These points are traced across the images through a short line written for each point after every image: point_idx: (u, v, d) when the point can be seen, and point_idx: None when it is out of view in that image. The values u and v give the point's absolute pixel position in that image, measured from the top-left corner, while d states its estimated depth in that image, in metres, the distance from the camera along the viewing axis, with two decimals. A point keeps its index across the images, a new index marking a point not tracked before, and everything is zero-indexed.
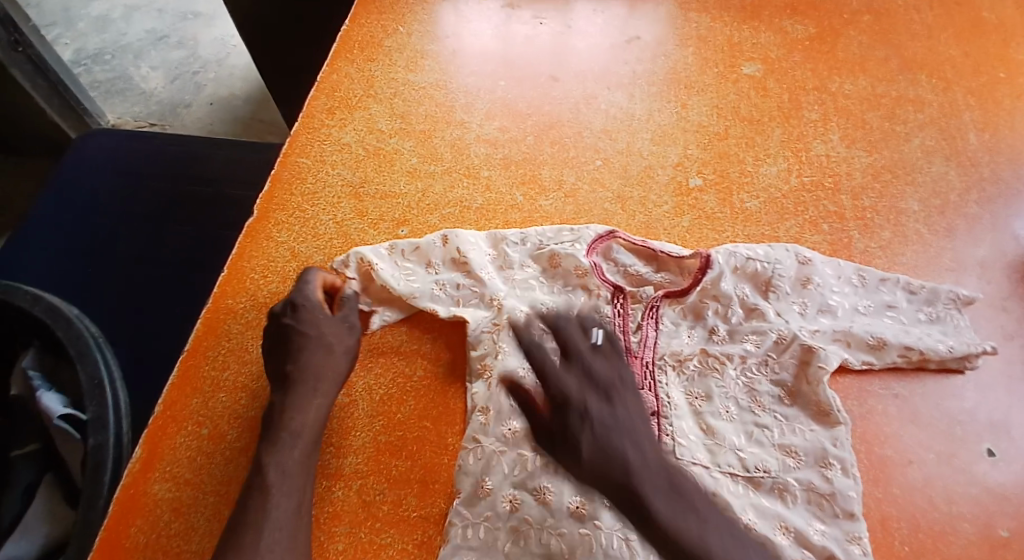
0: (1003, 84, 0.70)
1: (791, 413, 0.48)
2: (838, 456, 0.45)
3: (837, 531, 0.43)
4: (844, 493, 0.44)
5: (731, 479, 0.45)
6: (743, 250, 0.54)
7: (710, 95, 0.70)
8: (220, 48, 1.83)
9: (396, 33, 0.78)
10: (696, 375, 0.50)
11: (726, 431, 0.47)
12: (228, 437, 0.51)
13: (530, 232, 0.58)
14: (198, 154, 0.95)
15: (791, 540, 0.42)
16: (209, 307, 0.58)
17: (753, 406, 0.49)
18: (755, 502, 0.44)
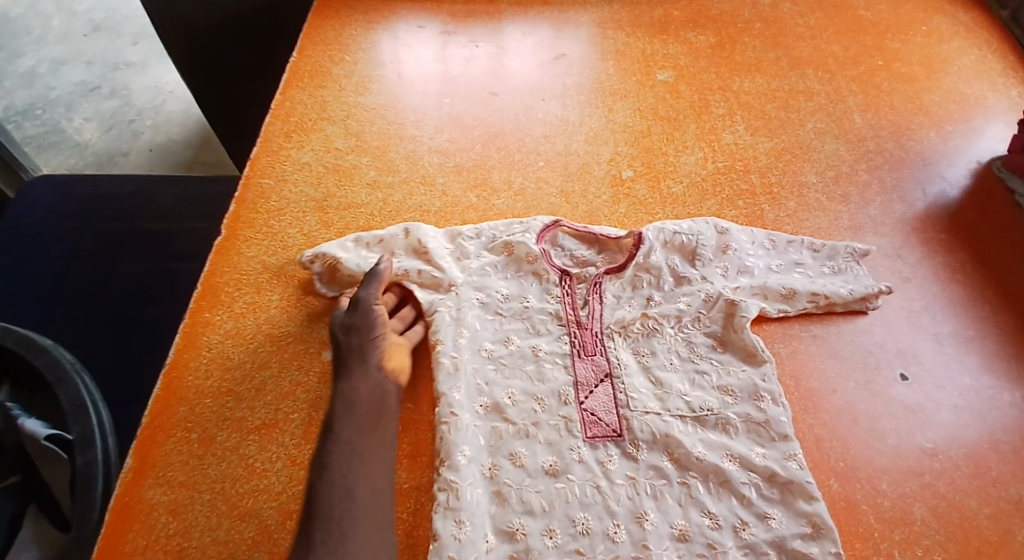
0: (880, 72, 0.82)
1: (726, 358, 0.55)
2: (767, 388, 0.53)
3: (775, 452, 0.50)
4: (776, 419, 0.51)
5: (680, 420, 0.51)
6: (670, 226, 0.62)
7: (632, 100, 0.79)
8: (154, 94, 1.83)
9: (343, 61, 0.83)
10: (641, 337, 0.56)
11: (672, 380, 0.54)
12: (218, 438, 0.52)
13: (484, 227, 0.64)
14: (152, 193, 0.98)
15: (736, 465, 0.49)
16: (186, 320, 0.59)
17: (693, 355, 0.55)
18: (702, 437, 0.50)
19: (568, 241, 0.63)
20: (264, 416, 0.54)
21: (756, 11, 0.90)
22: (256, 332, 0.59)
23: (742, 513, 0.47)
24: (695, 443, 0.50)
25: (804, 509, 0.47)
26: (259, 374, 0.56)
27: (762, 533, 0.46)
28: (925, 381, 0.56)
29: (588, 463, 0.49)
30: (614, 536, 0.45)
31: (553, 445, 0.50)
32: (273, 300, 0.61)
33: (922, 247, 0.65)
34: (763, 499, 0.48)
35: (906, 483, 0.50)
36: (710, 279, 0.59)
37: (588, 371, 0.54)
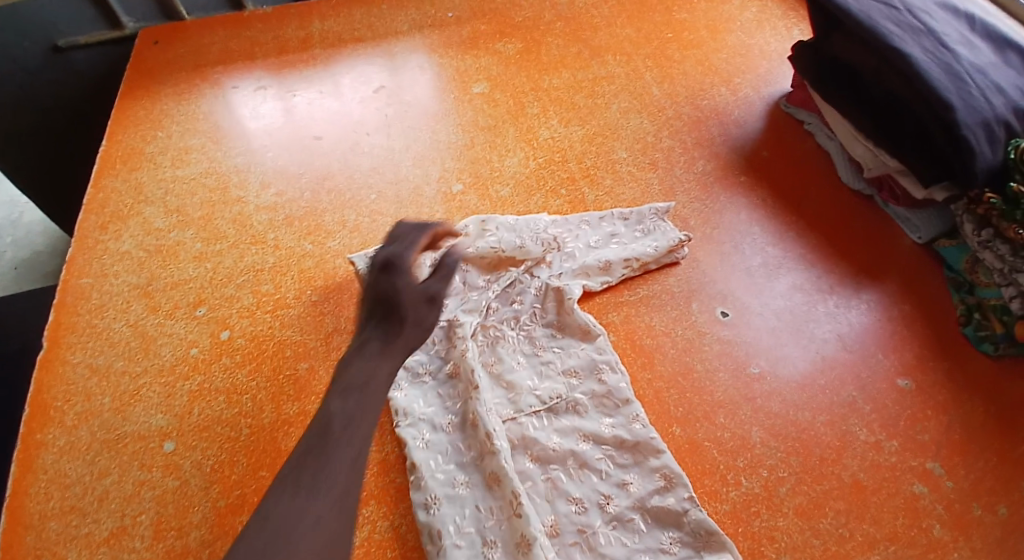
0: (671, 44, 0.89)
1: (565, 343, 0.57)
2: (605, 360, 0.55)
3: (621, 419, 0.51)
4: (617, 386, 0.53)
5: (534, 416, 0.52)
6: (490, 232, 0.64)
7: (453, 117, 0.81)
8: (10, 210, 1.72)
9: (156, 139, 0.81)
10: (487, 346, 0.57)
11: (521, 378, 0.54)
12: (68, 559, 0.48)
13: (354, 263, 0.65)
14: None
15: (590, 444, 0.50)
16: (18, 447, 0.55)
17: (535, 349, 0.57)
18: (557, 428, 0.51)
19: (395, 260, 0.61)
20: (111, 526, 0.50)
21: (555, 12, 0.95)
22: (95, 441, 0.55)
23: (604, 488, 0.47)
24: (553, 437, 0.50)
25: (654, 465, 0.48)
26: (100, 483, 0.53)
27: (624, 501, 0.47)
28: (745, 313, 0.60)
29: (454, 489, 0.48)
30: (488, 553, 0.44)
31: (416, 482, 0.49)
32: (105, 403, 0.58)
33: (730, 192, 0.71)
34: (619, 468, 0.49)
35: (742, 412, 0.53)
36: (534, 272, 0.62)
37: (441, 395, 0.54)
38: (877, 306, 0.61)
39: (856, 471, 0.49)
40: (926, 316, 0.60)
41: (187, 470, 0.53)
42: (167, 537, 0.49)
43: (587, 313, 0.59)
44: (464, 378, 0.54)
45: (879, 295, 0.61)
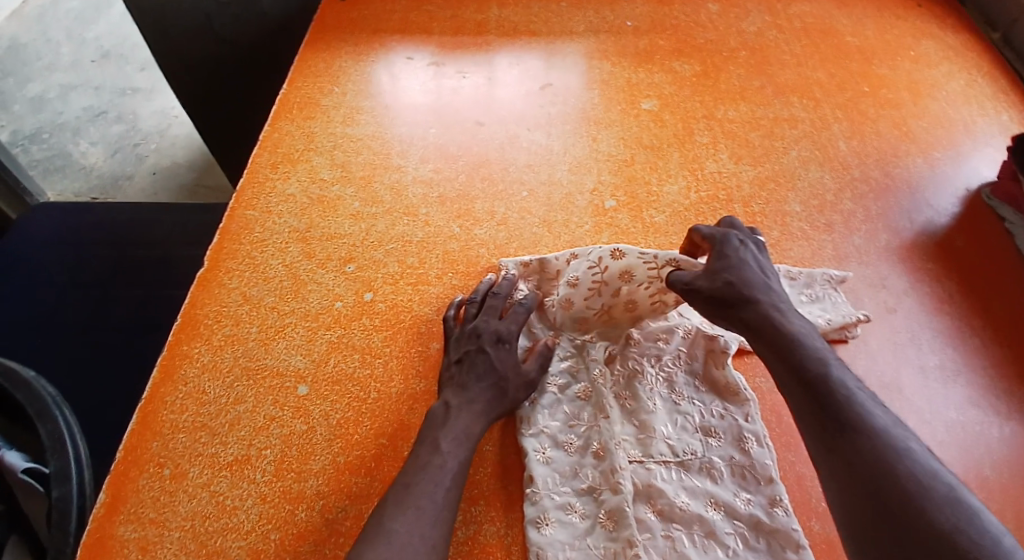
0: (865, 98, 0.83)
1: (707, 398, 0.55)
2: (752, 430, 0.53)
3: (760, 498, 0.49)
4: (761, 461, 0.51)
5: (664, 466, 0.51)
6: None
7: (617, 129, 0.79)
8: (159, 119, 1.88)
9: (332, 93, 0.84)
10: (623, 379, 0.56)
11: (657, 422, 0.53)
12: (191, 474, 0.51)
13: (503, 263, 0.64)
14: (147, 219, 1.01)
15: (720, 514, 0.48)
16: (165, 354, 0.59)
17: (674, 396, 0.55)
18: (686, 486, 0.50)
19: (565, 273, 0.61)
20: (236, 452, 0.53)
21: (740, 39, 0.90)
22: (235, 366, 0.58)
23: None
24: (681, 495, 0.49)
25: (789, 556, 0.46)
26: (233, 408, 0.55)
27: None
28: (910, 416, 0.55)
29: (568, 516, 0.48)
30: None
31: (531, 494, 0.49)
32: (251, 333, 0.61)
33: (906, 276, 0.66)
34: (750, 551, 0.47)
35: None
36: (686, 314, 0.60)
37: (566, 412, 0.54)
38: None
39: None
40: None
41: (315, 417, 0.55)
42: (286, 478, 0.51)
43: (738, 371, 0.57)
44: (594, 403, 0.54)
45: None
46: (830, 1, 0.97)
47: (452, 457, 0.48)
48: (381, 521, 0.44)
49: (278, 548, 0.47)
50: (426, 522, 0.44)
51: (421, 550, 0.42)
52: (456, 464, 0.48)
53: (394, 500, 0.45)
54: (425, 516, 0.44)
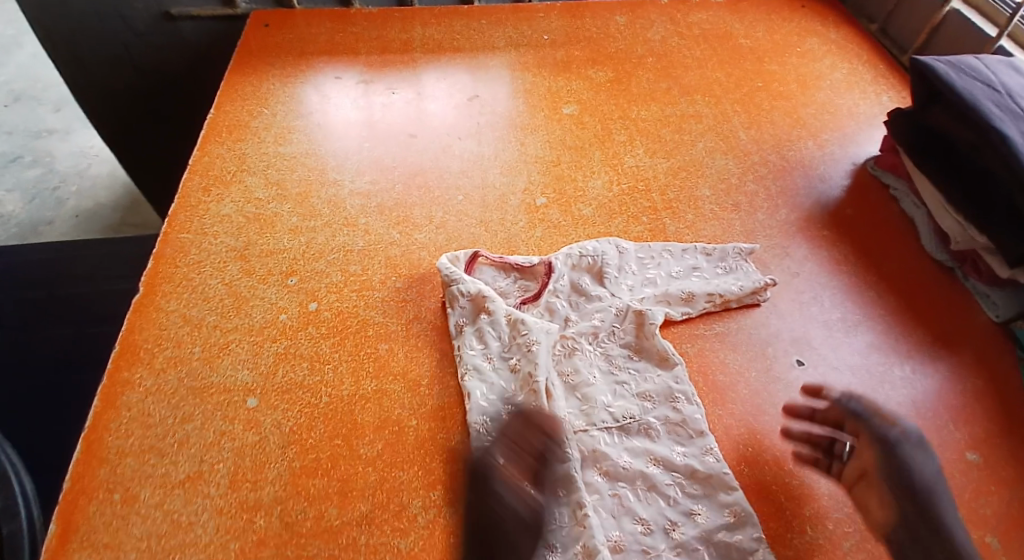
0: (761, 92, 0.92)
1: (641, 366, 0.60)
2: (681, 390, 0.58)
3: (693, 449, 0.54)
4: (692, 417, 0.56)
5: (606, 432, 0.55)
6: (576, 249, 0.68)
7: (542, 133, 0.84)
8: (78, 160, 1.80)
9: (261, 115, 0.85)
10: (563, 357, 0.60)
11: (598, 393, 0.57)
12: (142, 496, 0.51)
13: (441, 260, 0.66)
14: (65, 258, 0.99)
15: (660, 469, 0.53)
16: (104, 381, 0.57)
17: (612, 368, 0.60)
18: (627, 446, 0.54)
19: (461, 283, 0.64)
20: (189, 469, 0.52)
21: (647, 46, 0.98)
22: (181, 386, 0.57)
23: (672, 515, 0.50)
24: (621, 455, 0.54)
25: (726, 500, 0.50)
26: (182, 427, 0.55)
27: (691, 531, 0.49)
28: (820, 365, 0.61)
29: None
30: (548, 556, 0.47)
31: None
32: (194, 352, 0.60)
33: (809, 245, 0.73)
34: (689, 497, 0.51)
35: (812, 461, 0.54)
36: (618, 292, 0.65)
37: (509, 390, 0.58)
38: (947, 376, 0.61)
39: None
40: (995, 394, 0.60)
41: (267, 427, 0.55)
42: (241, 488, 0.51)
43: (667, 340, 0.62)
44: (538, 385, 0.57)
45: (952, 367, 0.62)
46: (723, 8, 1.07)
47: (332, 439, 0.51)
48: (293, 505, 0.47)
49: (238, 557, 0.48)
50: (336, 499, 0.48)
51: None
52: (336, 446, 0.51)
53: None
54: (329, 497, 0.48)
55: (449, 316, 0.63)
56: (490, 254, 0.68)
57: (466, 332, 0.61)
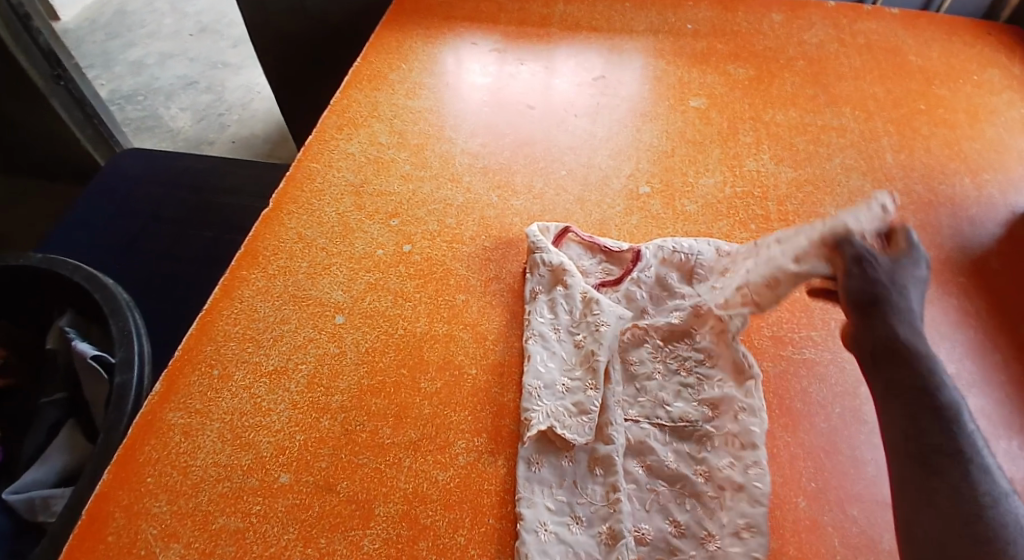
0: (920, 116, 0.83)
1: (711, 373, 0.58)
2: (748, 403, 0.54)
3: (743, 464, 0.51)
4: (748, 429, 0.53)
5: (659, 428, 0.54)
6: (670, 243, 0.66)
7: (662, 122, 0.82)
8: (244, 93, 2.02)
9: (400, 69, 0.91)
10: (631, 345, 0.60)
11: (658, 390, 0.57)
12: (235, 376, 0.58)
13: (534, 228, 0.67)
14: (218, 164, 1.12)
15: (705, 478, 0.51)
16: (226, 275, 0.66)
17: (680, 369, 0.58)
18: (678, 449, 0.53)
19: (545, 253, 0.65)
20: (277, 363, 0.59)
21: (800, 48, 0.92)
22: (285, 293, 0.64)
23: (708, 526, 0.49)
24: (668, 456, 0.53)
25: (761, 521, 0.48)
26: (279, 326, 0.62)
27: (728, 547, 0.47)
28: None
29: (558, 459, 0.52)
30: (572, 525, 0.48)
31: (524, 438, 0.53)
32: (301, 267, 0.67)
33: (934, 288, 0.66)
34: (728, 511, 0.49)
35: (878, 513, 0.51)
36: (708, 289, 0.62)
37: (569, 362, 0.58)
38: None
39: None
40: None
41: (347, 343, 0.61)
42: (315, 391, 0.57)
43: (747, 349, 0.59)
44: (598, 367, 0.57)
45: None
46: (897, 20, 0.98)
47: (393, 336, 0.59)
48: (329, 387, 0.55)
49: (300, 447, 0.54)
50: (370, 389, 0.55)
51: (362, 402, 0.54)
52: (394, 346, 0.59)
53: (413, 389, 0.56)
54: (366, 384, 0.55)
55: (527, 281, 0.64)
56: (581, 233, 0.68)
57: (540, 301, 0.62)
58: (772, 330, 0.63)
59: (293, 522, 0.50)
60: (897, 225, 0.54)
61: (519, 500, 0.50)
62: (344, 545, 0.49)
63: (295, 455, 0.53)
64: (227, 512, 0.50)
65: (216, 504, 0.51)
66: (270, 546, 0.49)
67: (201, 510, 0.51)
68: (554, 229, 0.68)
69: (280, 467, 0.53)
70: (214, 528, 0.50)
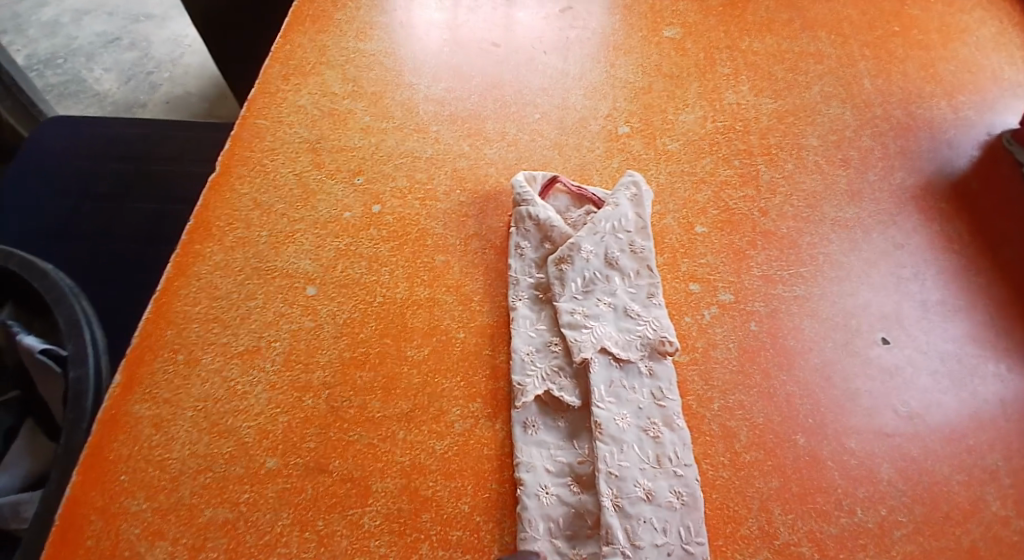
0: (895, 37, 0.81)
1: (661, 322, 0.55)
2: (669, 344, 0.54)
3: (658, 417, 0.50)
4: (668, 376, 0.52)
5: (636, 373, 0.52)
6: (613, 198, 0.61)
7: (636, 56, 0.78)
8: (172, 47, 1.85)
9: (346, 7, 0.83)
10: (587, 288, 0.56)
11: (607, 331, 0.54)
12: (203, 360, 0.54)
13: (527, 181, 0.64)
14: (153, 123, 1.01)
15: (670, 431, 0.50)
16: (178, 251, 0.60)
17: (628, 312, 0.55)
18: (640, 405, 0.51)
19: (533, 205, 0.61)
20: (248, 343, 0.55)
21: None
22: (247, 266, 0.59)
23: (669, 482, 0.47)
24: (618, 413, 0.50)
25: (676, 469, 0.48)
26: (245, 303, 0.57)
27: (665, 497, 0.46)
28: (907, 345, 0.56)
29: (555, 421, 0.50)
30: (574, 486, 0.47)
31: (518, 403, 0.51)
32: (262, 236, 0.61)
33: (917, 216, 0.65)
34: (660, 463, 0.48)
35: (874, 443, 0.51)
36: (596, 261, 0.57)
37: (544, 315, 0.56)
38: None
39: (977, 538, 0.46)
40: None
41: (323, 316, 0.56)
42: (294, 369, 0.53)
43: (666, 322, 0.55)
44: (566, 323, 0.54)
45: None
46: None
47: (383, 285, 0.59)
48: (262, 336, 0.55)
49: (285, 429, 0.50)
50: (309, 333, 0.55)
51: (320, 346, 0.55)
52: (382, 299, 0.58)
53: (396, 337, 0.56)
54: (321, 326, 0.56)
55: (512, 236, 0.61)
56: (568, 181, 0.65)
57: (527, 261, 0.60)
58: (761, 269, 0.61)
59: (286, 507, 0.47)
60: (601, 198, 0.63)
61: (519, 465, 0.48)
62: (344, 525, 0.46)
63: (280, 438, 0.50)
64: (214, 504, 0.47)
65: (201, 497, 0.47)
66: (264, 535, 0.46)
67: (185, 504, 0.47)
68: (541, 174, 0.65)
69: (265, 452, 0.49)
70: (201, 522, 0.46)
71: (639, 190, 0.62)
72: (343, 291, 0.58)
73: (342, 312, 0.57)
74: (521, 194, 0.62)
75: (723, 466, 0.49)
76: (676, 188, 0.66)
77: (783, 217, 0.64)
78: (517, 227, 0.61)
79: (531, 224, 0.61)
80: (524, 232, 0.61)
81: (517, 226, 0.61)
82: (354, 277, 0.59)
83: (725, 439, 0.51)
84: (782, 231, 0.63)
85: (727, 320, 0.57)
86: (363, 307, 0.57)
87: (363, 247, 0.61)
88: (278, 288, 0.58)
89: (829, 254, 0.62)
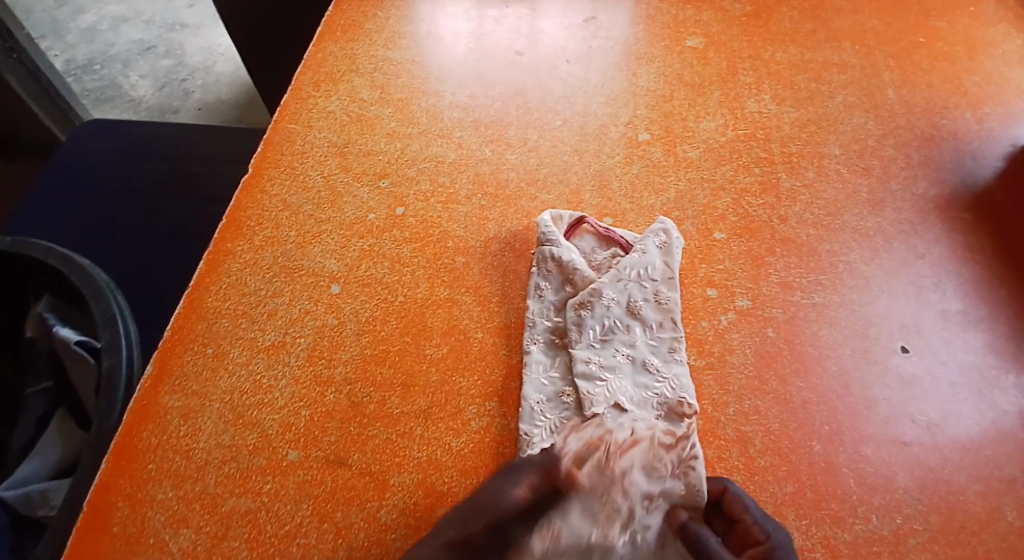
0: (920, 48, 0.81)
1: (681, 380, 0.53)
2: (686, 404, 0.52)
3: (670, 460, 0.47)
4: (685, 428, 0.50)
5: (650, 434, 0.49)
6: (640, 244, 0.60)
7: (658, 65, 0.79)
8: (206, 55, 1.91)
9: (375, 17, 0.85)
10: (606, 338, 0.55)
11: (623, 387, 0.52)
12: (230, 354, 0.56)
13: (554, 222, 0.63)
14: (187, 127, 1.05)
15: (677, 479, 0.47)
16: (209, 249, 0.62)
17: (646, 367, 0.54)
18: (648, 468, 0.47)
19: (556, 246, 0.60)
20: (274, 338, 0.56)
21: None
22: (275, 265, 0.61)
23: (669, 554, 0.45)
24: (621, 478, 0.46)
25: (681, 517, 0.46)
26: (272, 300, 0.59)
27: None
28: (926, 355, 0.56)
29: None
30: None
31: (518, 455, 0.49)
32: (290, 236, 0.63)
33: (940, 226, 0.65)
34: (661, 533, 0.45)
35: (891, 452, 0.51)
36: (617, 311, 0.56)
37: (559, 362, 0.55)
38: None
39: (995, 550, 0.46)
40: None
41: (346, 314, 0.58)
42: (317, 364, 0.55)
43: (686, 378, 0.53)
44: (581, 373, 0.53)
45: None
46: None
47: (405, 286, 0.60)
48: (288, 332, 0.57)
49: (307, 423, 0.52)
50: (333, 330, 0.57)
51: (343, 343, 0.56)
52: (404, 299, 0.59)
53: (417, 337, 0.57)
54: (345, 325, 0.57)
55: (533, 276, 0.60)
56: (596, 222, 0.64)
57: (546, 303, 0.58)
58: (780, 276, 0.61)
59: (306, 498, 0.48)
60: (629, 241, 0.62)
61: None
62: (362, 517, 0.47)
63: (302, 431, 0.51)
64: (238, 493, 0.48)
65: (225, 486, 0.49)
66: (285, 524, 0.47)
67: (209, 492, 0.49)
68: (569, 212, 0.64)
69: (288, 444, 0.51)
70: (225, 510, 0.48)
71: (669, 236, 0.61)
72: (366, 291, 0.60)
73: (365, 310, 0.58)
74: (546, 236, 0.61)
75: (736, 471, 0.50)
76: (695, 194, 0.67)
77: (803, 225, 0.64)
78: (540, 267, 0.60)
79: (553, 267, 0.60)
80: (546, 274, 0.60)
81: (539, 267, 0.60)
82: (378, 277, 0.61)
83: (739, 443, 0.51)
84: (801, 239, 0.63)
85: (744, 326, 0.58)
86: (385, 307, 0.59)
87: (386, 249, 0.63)
88: (304, 287, 0.60)
89: (849, 262, 0.62)
